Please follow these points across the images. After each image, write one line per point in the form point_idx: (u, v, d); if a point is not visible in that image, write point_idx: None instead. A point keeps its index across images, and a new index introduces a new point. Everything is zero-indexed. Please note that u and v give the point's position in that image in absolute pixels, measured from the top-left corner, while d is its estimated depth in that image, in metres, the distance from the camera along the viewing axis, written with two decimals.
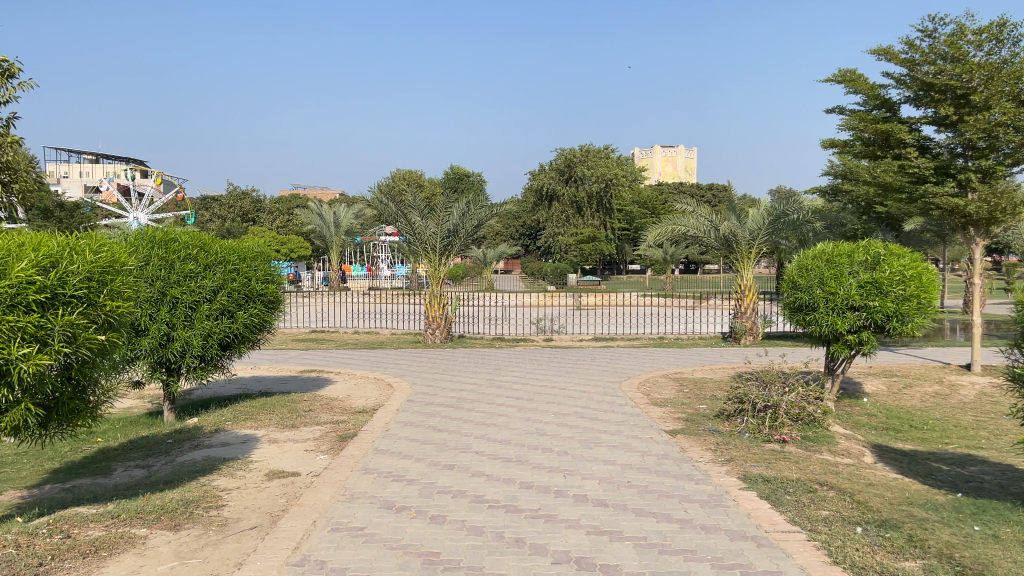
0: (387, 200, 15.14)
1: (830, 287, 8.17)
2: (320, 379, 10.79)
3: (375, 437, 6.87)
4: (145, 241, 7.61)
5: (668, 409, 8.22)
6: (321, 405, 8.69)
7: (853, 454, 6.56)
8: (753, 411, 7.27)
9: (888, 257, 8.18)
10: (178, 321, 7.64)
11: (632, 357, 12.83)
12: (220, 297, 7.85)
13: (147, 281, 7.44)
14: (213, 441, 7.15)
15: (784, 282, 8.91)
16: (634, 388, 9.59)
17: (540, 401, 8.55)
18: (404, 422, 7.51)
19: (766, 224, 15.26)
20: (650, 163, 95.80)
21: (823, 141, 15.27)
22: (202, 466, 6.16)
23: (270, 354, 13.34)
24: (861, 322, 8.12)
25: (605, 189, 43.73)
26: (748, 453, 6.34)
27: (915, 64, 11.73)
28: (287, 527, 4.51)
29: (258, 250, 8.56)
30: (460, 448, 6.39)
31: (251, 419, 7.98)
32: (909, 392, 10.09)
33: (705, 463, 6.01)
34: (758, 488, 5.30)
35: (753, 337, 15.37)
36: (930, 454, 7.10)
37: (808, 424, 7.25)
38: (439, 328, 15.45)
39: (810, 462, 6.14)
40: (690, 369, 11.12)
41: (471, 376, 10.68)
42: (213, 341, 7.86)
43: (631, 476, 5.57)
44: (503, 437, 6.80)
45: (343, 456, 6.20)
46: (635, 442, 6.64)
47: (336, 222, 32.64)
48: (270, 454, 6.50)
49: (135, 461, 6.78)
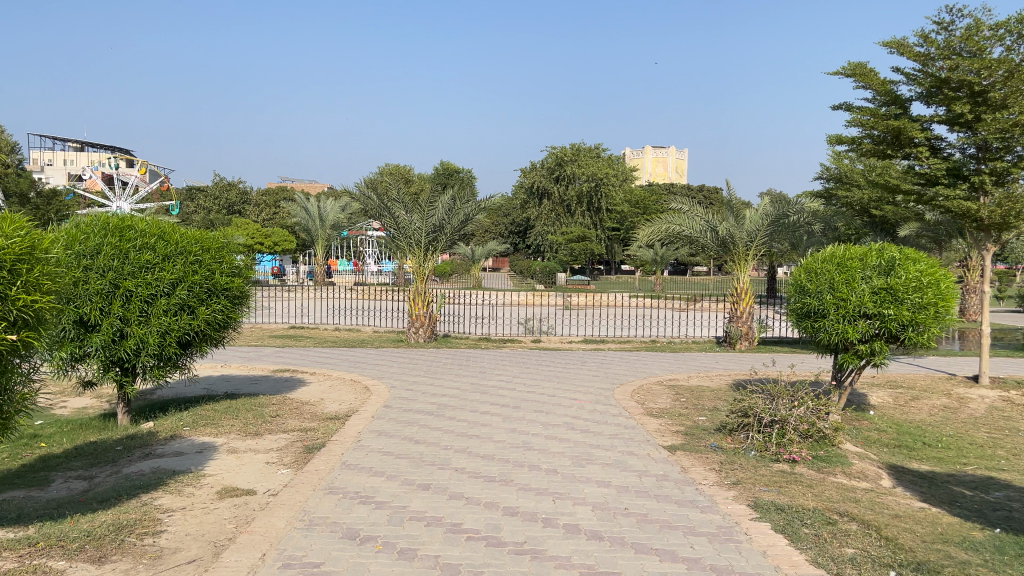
0: (371, 192, 14.47)
1: (841, 293, 7.59)
2: (292, 379, 10.12)
3: (344, 450, 6.22)
4: (98, 228, 6.98)
5: (665, 421, 7.62)
6: (289, 410, 8.01)
7: (869, 477, 5.96)
8: (758, 427, 6.67)
9: (903, 262, 7.62)
10: (132, 316, 6.96)
11: (624, 361, 12.21)
12: (180, 292, 7.17)
13: (97, 272, 6.78)
14: (166, 451, 6.50)
15: (790, 287, 8.31)
16: (627, 396, 8.98)
17: (527, 410, 7.93)
18: (377, 432, 6.87)
19: (764, 225, 14.58)
20: (641, 164, 95.26)
21: (831, 136, 14.75)
22: (147, 480, 5.50)
23: (243, 352, 12.66)
24: (873, 331, 7.53)
25: (595, 188, 42.96)
26: (756, 475, 5.75)
27: (928, 60, 11.14)
28: (231, 563, 3.87)
29: (223, 241, 7.88)
30: (437, 464, 5.74)
31: (211, 425, 7.30)
32: (917, 405, 9.53)
33: (710, 486, 5.40)
34: (772, 519, 4.69)
35: (749, 342, 14.82)
36: (950, 477, 6.52)
37: (817, 441, 6.66)
38: (423, 327, 14.78)
39: (825, 486, 5.53)
40: (685, 376, 10.53)
41: (454, 381, 10.04)
42: (171, 339, 7.18)
43: (629, 502, 4.95)
44: (486, 452, 6.18)
45: (306, 472, 5.55)
46: (630, 460, 6.02)
47: (321, 215, 31.91)
48: (226, 467, 5.85)
49: (77, 472, 6.13)
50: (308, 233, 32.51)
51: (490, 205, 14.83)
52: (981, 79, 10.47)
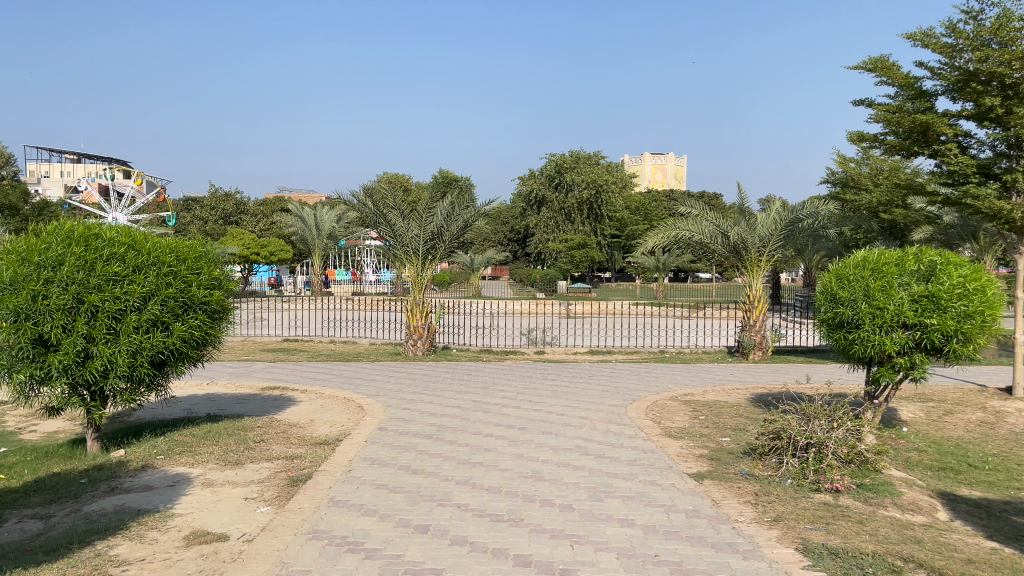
0: (367, 200, 13.79)
1: (877, 301, 6.91)
2: (282, 398, 9.45)
3: (332, 482, 5.55)
4: (61, 238, 6.37)
5: (686, 444, 6.96)
6: (275, 434, 7.33)
7: (924, 510, 5.30)
8: (793, 451, 5.99)
9: (945, 266, 6.98)
10: (98, 334, 6.26)
11: (634, 374, 11.54)
12: (152, 306, 6.49)
13: (59, 286, 6.14)
14: (135, 484, 5.84)
15: (818, 295, 7.64)
16: (642, 414, 8.32)
17: (535, 432, 7.26)
18: (370, 460, 6.20)
19: (778, 229, 13.92)
20: (641, 171, 95.00)
21: (850, 133, 14.10)
22: (106, 523, 4.82)
23: (230, 368, 11.97)
24: (913, 342, 6.87)
25: (596, 195, 42.56)
26: (798, 509, 5.08)
27: (956, 51, 10.70)
28: None
29: (201, 251, 7.26)
30: (437, 500, 5.09)
31: (188, 453, 6.63)
32: (951, 420, 8.86)
33: (748, 524, 4.74)
34: (828, 568, 4.02)
35: (763, 352, 14.16)
36: (1007, 505, 5.84)
37: (858, 467, 6.00)
38: (421, 340, 14.09)
39: (878, 522, 4.86)
40: (702, 391, 9.83)
41: (455, 398, 9.36)
42: (143, 359, 6.49)
43: (658, 546, 4.30)
44: (491, 483, 5.51)
45: (288, 511, 4.88)
46: (654, 492, 5.35)
47: (317, 225, 31.18)
48: (198, 505, 5.19)
49: (33, 510, 5.45)
50: (306, 243, 31.92)
51: (490, 210, 14.22)
52: (1013, 71, 9.97)
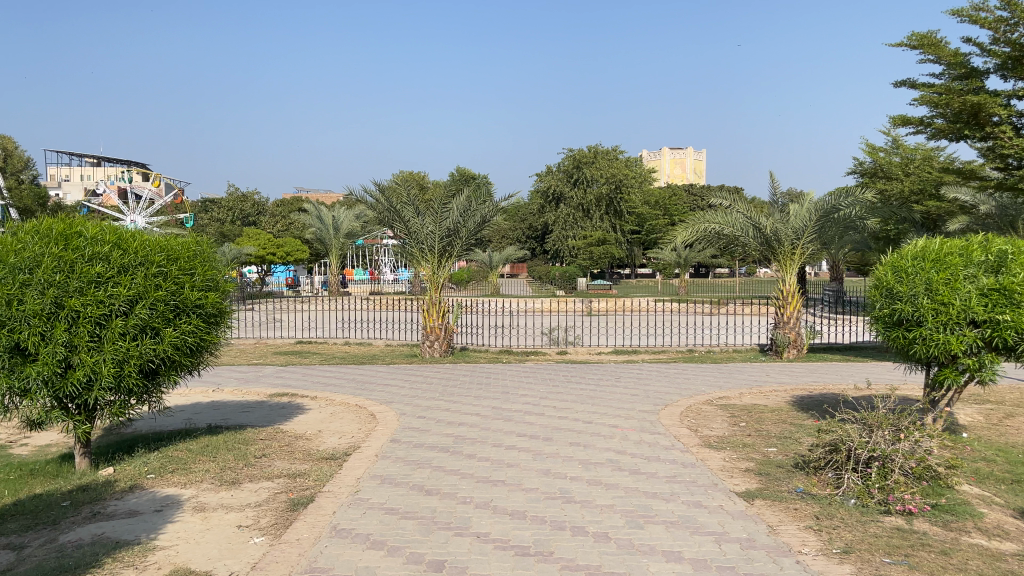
0: (381, 197, 13.19)
1: (940, 296, 6.22)
2: (290, 406, 8.88)
3: (337, 506, 4.95)
4: (39, 237, 5.82)
5: (730, 455, 6.29)
6: (278, 448, 6.75)
7: (1013, 535, 4.61)
8: (853, 467, 5.31)
9: (1016, 256, 6.22)
10: (80, 342, 5.68)
11: (664, 375, 10.86)
12: (140, 311, 5.93)
13: (35, 289, 5.58)
14: (120, 508, 5.25)
15: (872, 289, 6.95)
16: (677, 421, 7.63)
17: (561, 443, 6.63)
18: (380, 478, 5.59)
19: (812, 220, 13.15)
20: (659, 166, 94.03)
21: (894, 116, 13.34)
22: (78, 557, 4.23)
23: (239, 373, 11.40)
24: (981, 341, 6.17)
25: (615, 191, 41.89)
26: (867, 536, 4.41)
27: (1012, 26, 9.98)
28: None
29: (195, 249, 6.69)
30: (454, 528, 4.46)
31: (181, 471, 6.05)
32: (1013, 423, 8.14)
33: (814, 557, 4.08)
34: None
35: (797, 351, 13.43)
36: None
37: (929, 483, 5.32)
38: (438, 340, 13.49)
39: (965, 553, 4.19)
40: (737, 394, 9.15)
41: (474, 403, 8.73)
42: (131, 368, 5.92)
43: None
44: (515, 507, 4.88)
45: (283, 544, 4.27)
46: (700, 516, 4.70)
47: (335, 225, 30.62)
48: (184, 535, 4.59)
49: (6, 538, 4.87)
50: (322, 243, 31.36)
51: (508, 205, 13.58)
52: None
